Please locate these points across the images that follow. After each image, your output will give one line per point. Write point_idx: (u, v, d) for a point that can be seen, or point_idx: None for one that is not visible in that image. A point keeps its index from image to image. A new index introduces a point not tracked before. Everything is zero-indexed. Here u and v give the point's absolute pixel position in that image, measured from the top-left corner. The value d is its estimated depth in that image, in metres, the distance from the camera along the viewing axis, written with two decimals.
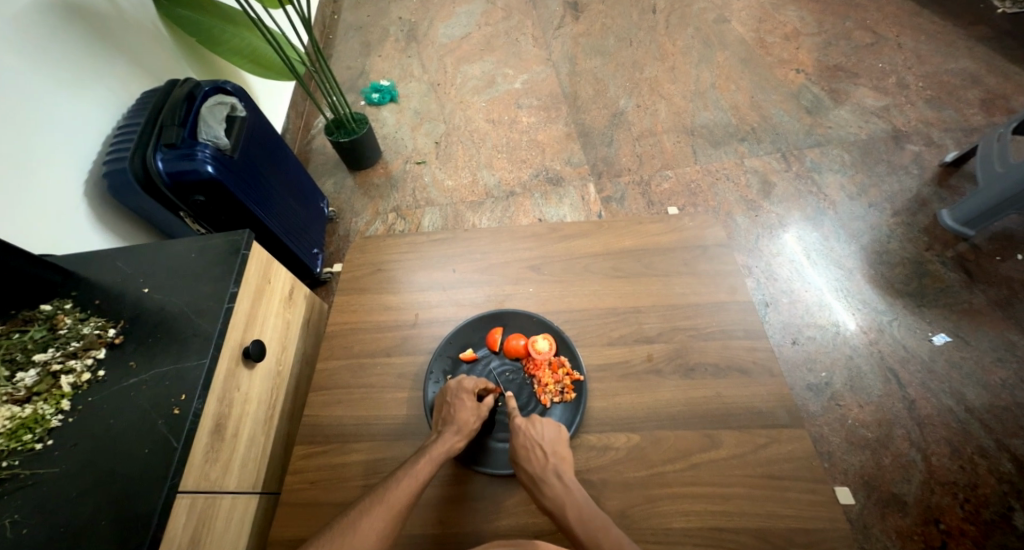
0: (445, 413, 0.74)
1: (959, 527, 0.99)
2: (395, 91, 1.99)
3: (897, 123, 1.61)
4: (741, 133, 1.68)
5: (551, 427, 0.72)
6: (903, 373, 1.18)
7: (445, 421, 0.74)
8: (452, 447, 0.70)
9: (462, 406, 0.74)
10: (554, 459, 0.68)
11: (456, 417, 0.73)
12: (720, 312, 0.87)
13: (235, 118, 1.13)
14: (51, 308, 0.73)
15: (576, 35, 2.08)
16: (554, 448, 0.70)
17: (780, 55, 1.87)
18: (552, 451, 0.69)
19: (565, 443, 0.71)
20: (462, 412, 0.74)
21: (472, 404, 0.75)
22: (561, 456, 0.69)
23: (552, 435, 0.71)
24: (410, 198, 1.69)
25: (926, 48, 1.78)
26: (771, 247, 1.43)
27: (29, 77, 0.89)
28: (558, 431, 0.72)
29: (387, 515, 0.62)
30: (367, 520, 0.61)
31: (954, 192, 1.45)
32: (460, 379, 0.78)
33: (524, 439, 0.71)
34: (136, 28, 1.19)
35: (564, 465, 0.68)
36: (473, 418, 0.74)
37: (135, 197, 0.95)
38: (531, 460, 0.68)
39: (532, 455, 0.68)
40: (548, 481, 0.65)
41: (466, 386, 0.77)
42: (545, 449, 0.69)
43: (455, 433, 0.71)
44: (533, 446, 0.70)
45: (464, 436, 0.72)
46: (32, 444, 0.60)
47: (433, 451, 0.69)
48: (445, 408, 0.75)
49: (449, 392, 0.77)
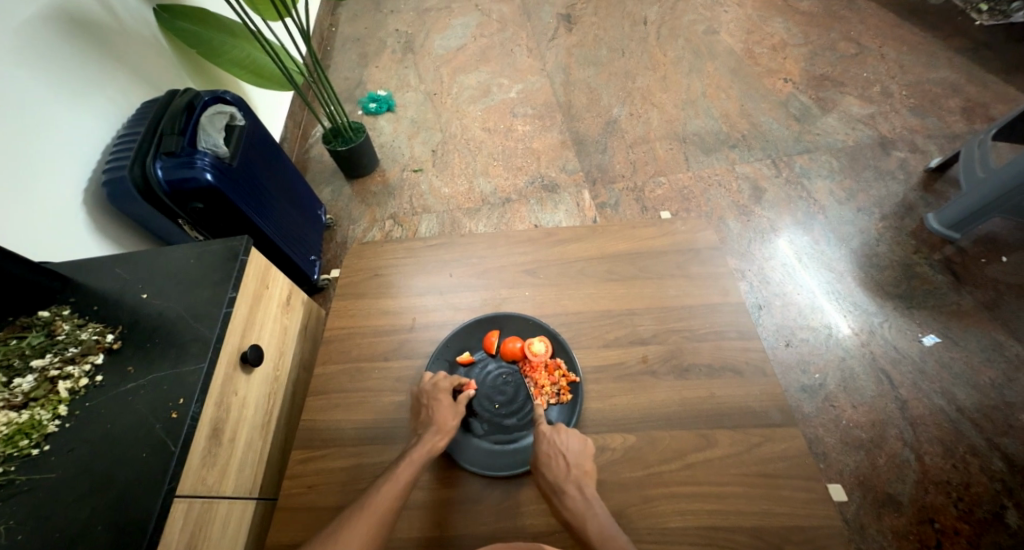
0: (423, 415, 0.76)
1: (953, 526, 0.99)
2: (392, 101, 2.01)
3: (883, 130, 1.65)
4: (732, 140, 1.71)
5: (576, 439, 0.72)
6: (894, 374, 1.19)
7: (424, 424, 0.75)
8: (433, 449, 0.71)
9: (439, 406, 0.75)
10: (577, 471, 0.68)
11: (432, 417, 0.74)
12: (714, 313, 0.88)
13: (234, 127, 1.14)
14: (49, 314, 0.73)
15: (569, 46, 2.12)
16: (578, 461, 0.69)
17: (768, 65, 1.92)
18: (575, 463, 0.69)
19: (589, 457, 0.71)
20: (439, 413, 0.74)
21: (449, 403, 0.76)
22: (585, 469, 0.69)
23: (576, 448, 0.71)
24: (407, 205, 1.70)
25: (909, 58, 1.83)
26: (763, 251, 1.45)
27: (32, 86, 0.90)
28: (583, 444, 0.72)
29: (370, 520, 0.62)
30: (353, 526, 0.61)
31: (939, 196, 1.48)
32: (434, 380, 0.79)
33: (549, 448, 0.70)
34: (137, 39, 1.21)
35: (587, 478, 0.68)
36: (451, 417, 0.74)
37: (134, 205, 0.97)
38: (553, 469, 0.68)
39: (554, 464, 0.69)
40: (570, 492, 0.65)
41: (441, 386, 0.77)
42: (568, 460, 0.69)
43: (434, 433, 0.72)
44: (557, 455, 0.70)
45: (444, 435, 0.73)
46: (29, 450, 0.60)
47: (415, 453, 0.70)
48: (423, 411, 0.76)
49: (424, 395, 0.77)
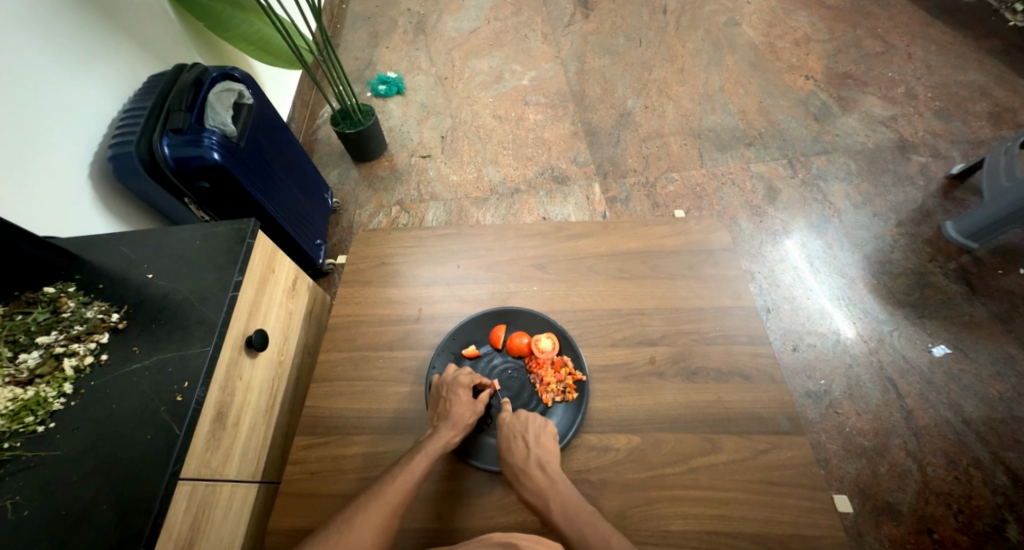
0: (441, 407, 0.75)
1: (952, 537, 0.99)
2: (403, 84, 1.97)
3: (904, 133, 1.61)
4: (748, 138, 1.67)
5: (537, 420, 0.75)
6: (902, 383, 1.18)
7: (441, 416, 0.74)
8: (448, 443, 0.71)
9: (457, 400, 0.75)
10: (537, 450, 0.70)
11: (451, 412, 0.73)
12: (724, 316, 0.87)
13: (243, 105, 1.12)
14: (54, 290, 0.72)
15: (585, 33, 2.07)
16: (537, 439, 0.72)
17: (790, 61, 1.87)
18: (535, 441, 0.72)
19: (551, 435, 0.73)
20: (457, 406, 0.74)
21: (467, 400, 0.75)
22: (545, 447, 0.71)
23: (536, 427, 0.74)
24: (414, 191, 1.68)
25: (936, 59, 1.78)
26: (774, 254, 1.43)
27: (36, 55, 0.88)
28: (545, 423, 0.74)
29: (384, 509, 0.62)
30: (364, 514, 0.61)
31: (958, 204, 1.45)
32: (456, 374, 0.78)
33: (509, 431, 0.74)
34: (144, 10, 1.18)
35: (547, 456, 0.70)
36: (470, 414, 0.74)
37: (140, 181, 0.95)
38: (514, 451, 0.71)
39: (514, 446, 0.71)
40: (531, 473, 0.67)
41: (461, 381, 0.77)
42: (528, 440, 0.72)
43: (451, 428, 0.72)
44: (516, 436, 0.73)
45: (460, 431, 0.72)
46: (34, 427, 0.60)
47: (430, 447, 0.69)
48: (441, 403, 0.75)
49: (444, 386, 0.77)
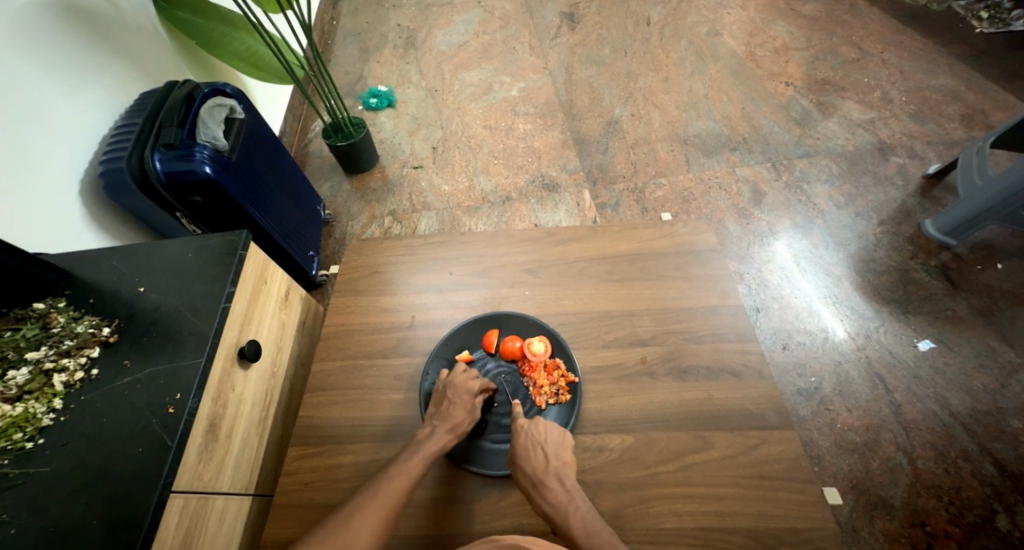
0: (442, 408, 0.75)
1: (944, 529, 1.01)
2: (393, 96, 2.00)
3: (882, 136, 1.66)
4: (733, 143, 1.71)
5: (556, 431, 0.73)
6: (889, 378, 1.20)
7: (439, 416, 0.74)
8: (444, 446, 0.71)
9: (460, 403, 0.75)
10: (556, 464, 0.69)
11: (450, 414, 0.74)
12: (712, 316, 0.88)
13: (234, 120, 1.14)
14: (44, 307, 0.72)
15: (572, 45, 2.12)
16: (557, 451, 0.71)
17: (770, 68, 1.92)
18: (554, 453, 0.70)
19: (568, 447, 0.72)
20: (456, 410, 0.74)
21: (468, 402, 0.76)
22: (563, 460, 0.70)
23: (555, 439, 0.72)
24: (407, 202, 1.70)
25: (909, 64, 1.84)
26: (761, 255, 1.46)
27: (25, 73, 0.89)
28: (562, 436, 0.73)
29: (377, 510, 0.62)
30: (360, 519, 0.61)
31: (936, 202, 1.49)
32: (464, 377, 0.78)
33: (527, 439, 0.72)
34: (135, 29, 1.20)
35: (565, 470, 0.69)
36: (467, 419, 0.75)
37: (131, 196, 0.96)
38: (531, 460, 0.69)
39: (532, 455, 0.70)
40: (550, 485, 0.66)
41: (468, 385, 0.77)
42: (547, 452, 0.70)
43: (446, 431, 0.72)
44: (534, 446, 0.71)
45: (455, 435, 0.73)
46: (23, 443, 0.59)
47: (427, 448, 0.70)
48: (444, 404, 0.75)
49: (449, 387, 0.77)
